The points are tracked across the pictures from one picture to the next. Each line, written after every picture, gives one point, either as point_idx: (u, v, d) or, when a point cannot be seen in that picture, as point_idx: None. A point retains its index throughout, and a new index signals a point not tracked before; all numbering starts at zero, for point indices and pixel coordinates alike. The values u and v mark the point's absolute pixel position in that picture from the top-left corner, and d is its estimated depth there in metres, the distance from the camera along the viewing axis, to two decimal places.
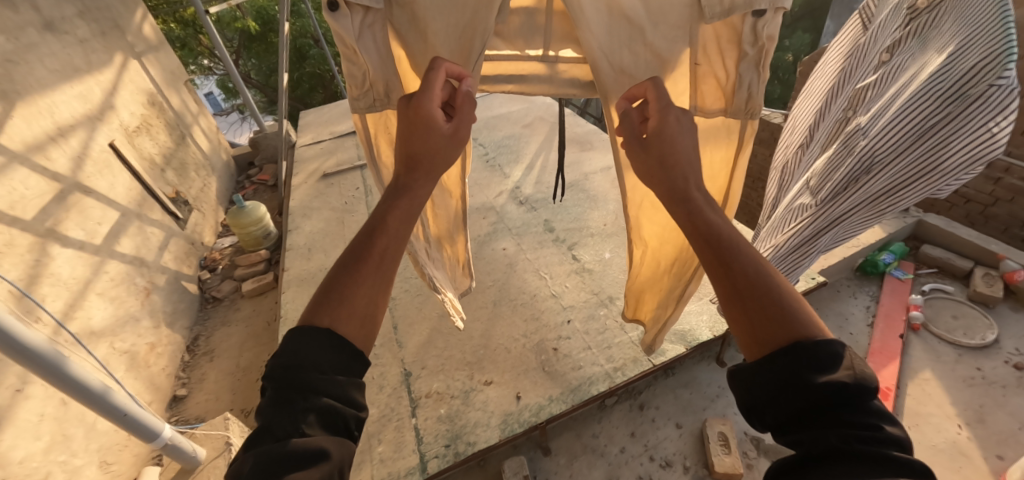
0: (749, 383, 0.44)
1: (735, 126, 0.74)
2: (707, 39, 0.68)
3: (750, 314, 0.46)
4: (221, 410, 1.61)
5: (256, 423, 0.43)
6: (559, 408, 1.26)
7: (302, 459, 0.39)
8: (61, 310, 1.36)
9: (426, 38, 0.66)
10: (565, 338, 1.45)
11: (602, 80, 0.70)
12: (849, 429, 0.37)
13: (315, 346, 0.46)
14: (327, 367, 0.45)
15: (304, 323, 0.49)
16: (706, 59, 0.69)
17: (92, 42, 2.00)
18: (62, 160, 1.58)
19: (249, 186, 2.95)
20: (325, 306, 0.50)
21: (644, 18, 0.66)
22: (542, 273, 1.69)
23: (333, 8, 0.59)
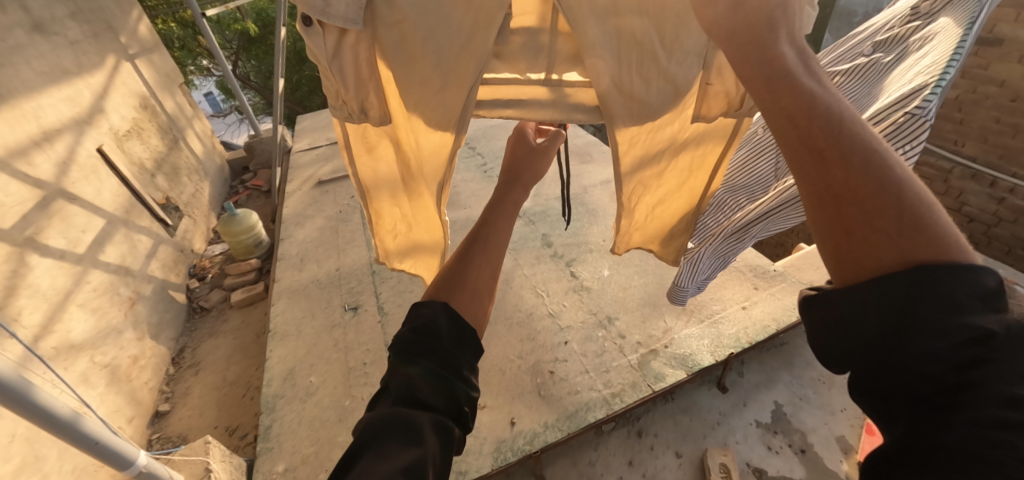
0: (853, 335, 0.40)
1: (730, 124, 0.78)
2: (723, 61, 0.66)
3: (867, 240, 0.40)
4: (204, 428, 1.56)
5: (387, 376, 0.59)
6: (554, 435, 1.21)
7: (404, 437, 0.51)
8: (39, 324, 1.31)
9: (416, 64, 0.60)
10: (562, 360, 1.40)
11: (611, 108, 0.66)
12: (989, 406, 0.34)
13: (439, 317, 0.62)
14: (444, 338, 0.61)
15: (431, 298, 0.68)
16: (719, 79, 0.69)
17: (84, 44, 1.95)
18: (46, 166, 1.53)
19: (242, 191, 2.90)
20: (452, 290, 0.68)
21: (657, 46, 0.62)
22: (538, 290, 1.65)
23: (307, 24, 0.54)
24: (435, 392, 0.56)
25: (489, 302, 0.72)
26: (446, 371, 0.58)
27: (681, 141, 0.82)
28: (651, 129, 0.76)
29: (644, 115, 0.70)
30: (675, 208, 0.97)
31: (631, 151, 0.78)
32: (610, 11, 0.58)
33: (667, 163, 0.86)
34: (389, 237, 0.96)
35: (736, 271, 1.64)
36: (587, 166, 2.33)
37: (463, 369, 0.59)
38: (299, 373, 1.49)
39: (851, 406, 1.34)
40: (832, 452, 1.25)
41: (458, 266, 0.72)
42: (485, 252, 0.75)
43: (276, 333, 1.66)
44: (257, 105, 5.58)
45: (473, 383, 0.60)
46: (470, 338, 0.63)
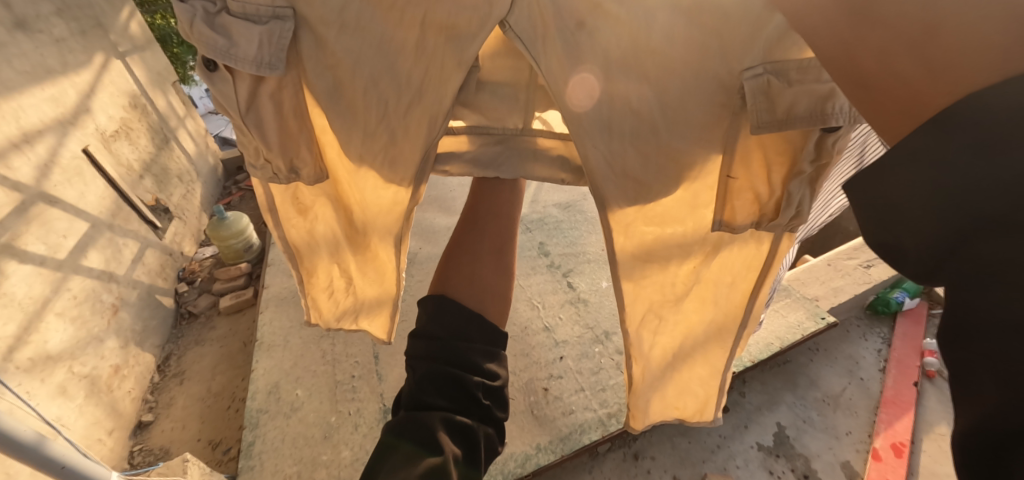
0: (886, 222, 0.34)
1: (767, 238, 0.65)
2: (750, 150, 0.54)
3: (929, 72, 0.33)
4: (187, 440, 1.52)
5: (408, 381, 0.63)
6: (547, 458, 1.17)
7: (419, 441, 0.54)
8: (14, 335, 1.26)
9: (356, 115, 0.56)
10: (556, 377, 1.35)
11: (604, 190, 0.54)
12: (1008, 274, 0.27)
13: (436, 315, 0.64)
14: (446, 334, 0.62)
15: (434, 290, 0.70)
16: (744, 171, 0.56)
17: (70, 42, 1.90)
18: (27, 169, 1.48)
19: (236, 192, 2.86)
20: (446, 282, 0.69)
21: (661, 119, 0.50)
22: (534, 302, 1.59)
23: (209, 68, 0.50)
24: (439, 390, 0.58)
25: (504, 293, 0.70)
26: (447, 366, 0.60)
27: (705, 249, 0.68)
28: (655, 219, 0.63)
29: (640, 200, 0.58)
30: (695, 337, 0.81)
31: (629, 241, 0.63)
32: (598, 73, 0.48)
33: (695, 282, 0.73)
34: (322, 298, 0.89)
35: None
36: None
37: (467, 357, 0.61)
38: (285, 387, 1.45)
39: (856, 429, 1.29)
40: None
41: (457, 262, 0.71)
42: (492, 254, 0.72)
43: (263, 343, 1.61)
44: None
45: (488, 372, 0.62)
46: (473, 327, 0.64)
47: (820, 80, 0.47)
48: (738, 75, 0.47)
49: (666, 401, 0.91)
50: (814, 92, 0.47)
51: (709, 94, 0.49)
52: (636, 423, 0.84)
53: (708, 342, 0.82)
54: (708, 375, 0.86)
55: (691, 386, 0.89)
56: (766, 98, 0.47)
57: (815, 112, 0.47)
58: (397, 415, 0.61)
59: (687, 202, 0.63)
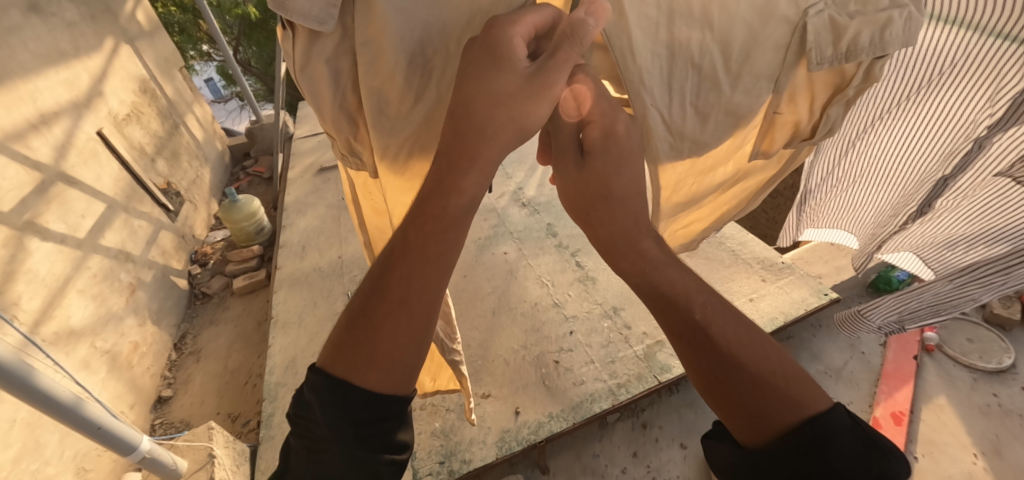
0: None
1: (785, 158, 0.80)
2: (799, 84, 0.63)
3: (753, 372, 0.48)
4: (206, 415, 1.56)
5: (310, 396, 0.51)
6: (559, 426, 1.21)
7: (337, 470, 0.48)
8: (38, 309, 1.29)
9: (388, 95, 0.55)
10: (567, 350, 1.39)
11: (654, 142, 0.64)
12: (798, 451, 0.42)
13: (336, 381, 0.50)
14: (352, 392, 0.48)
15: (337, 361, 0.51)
16: (790, 108, 0.66)
17: (82, 26, 1.91)
18: (44, 149, 1.50)
19: (244, 178, 2.89)
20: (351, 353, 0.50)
21: (722, 71, 0.59)
22: (543, 280, 1.63)
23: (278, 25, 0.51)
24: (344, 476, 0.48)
25: (420, 357, 0.52)
26: (363, 452, 0.49)
27: (733, 179, 0.83)
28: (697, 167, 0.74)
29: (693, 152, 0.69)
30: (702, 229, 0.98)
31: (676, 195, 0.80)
32: (661, 25, 0.53)
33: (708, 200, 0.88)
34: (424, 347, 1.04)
35: (744, 264, 1.63)
36: None
37: (392, 436, 0.51)
38: (301, 362, 1.49)
39: (857, 400, 1.33)
40: None
41: (366, 323, 0.50)
42: (400, 307, 0.50)
43: (279, 321, 1.65)
44: (258, 92, 5.48)
45: (403, 446, 0.53)
46: (382, 408, 0.49)
47: (881, 11, 0.53)
48: (804, 13, 0.55)
49: None
50: (875, 22, 0.53)
51: (778, 36, 0.57)
52: None
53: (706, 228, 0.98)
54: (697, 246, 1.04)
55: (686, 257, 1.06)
56: (828, 35, 0.56)
57: (876, 41, 0.54)
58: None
59: (730, 150, 0.74)
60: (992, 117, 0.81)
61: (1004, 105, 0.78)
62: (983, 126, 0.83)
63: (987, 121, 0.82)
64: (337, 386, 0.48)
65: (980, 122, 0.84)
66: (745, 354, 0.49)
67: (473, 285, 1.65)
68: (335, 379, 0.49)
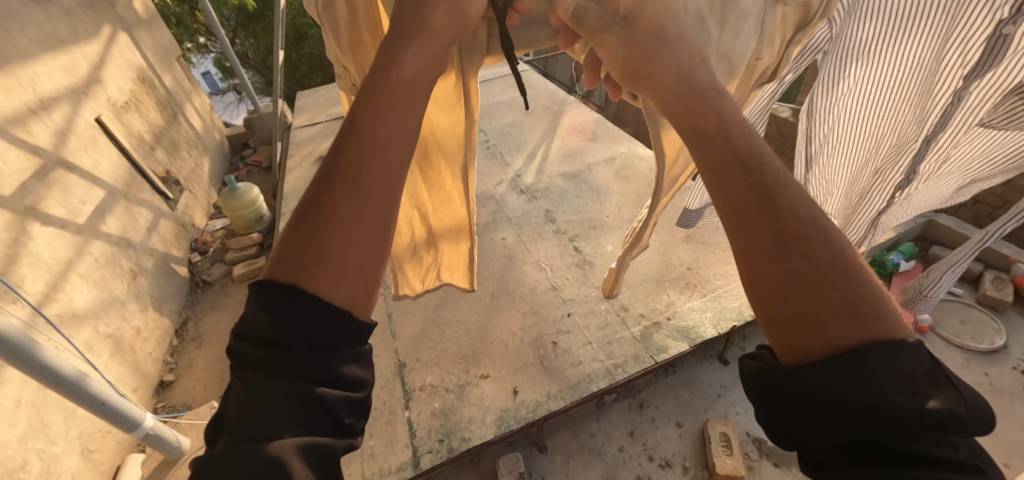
0: (792, 424, 0.34)
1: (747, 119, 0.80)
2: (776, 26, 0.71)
3: (818, 270, 0.36)
4: (209, 398, 1.59)
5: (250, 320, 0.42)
6: (557, 404, 1.23)
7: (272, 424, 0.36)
8: (41, 292, 1.30)
9: None
10: (565, 332, 1.40)
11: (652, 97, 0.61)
12: (858, 390, 0.31)
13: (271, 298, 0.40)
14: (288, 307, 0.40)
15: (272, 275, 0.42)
16: (767, 52, 0.72)
17: (79, 13, 1.91)
18: (44, 135, 1.51)
19: (243, 168, 2.90)
20: (297, 259, 0.42)
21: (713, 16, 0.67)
22: (542, 265, 1.64)
23: None
24: (284, 410, 0.37)
25: (381, 268, 0.45)
26: (304, 381, 0.39)
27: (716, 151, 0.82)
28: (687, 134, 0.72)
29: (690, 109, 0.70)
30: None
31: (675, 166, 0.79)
32: None
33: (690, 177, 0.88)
34: (406, 258, 0.98)
35: None
36: (590, 143, 2.30)
37: (338, 365, 0.41)
38: None
39: None
40: None
41: (315, 214, 0.43)
42: (351, 194, 0.43)
43: None
44: (257, 85, 5.47)
45: (356, 381, 0.42)
46: (333, 323, 0.41)
47: None
48: None
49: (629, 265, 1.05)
50: None
51: None
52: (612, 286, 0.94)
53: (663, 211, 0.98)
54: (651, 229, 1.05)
55: None
56: None
57: None
58: (214, 450, 0.38)
59: None
60: (965, 70, 0.79)
61: (975, 56, 0.77)
62: (960, 79, 0.81)
63: (960, 75, 0.80)
64: (281, 293, 0.40)
65: (951, 80, 0.82)
66: (816, 245, 0.37)
67: None
68: (280, 286, 0.40)
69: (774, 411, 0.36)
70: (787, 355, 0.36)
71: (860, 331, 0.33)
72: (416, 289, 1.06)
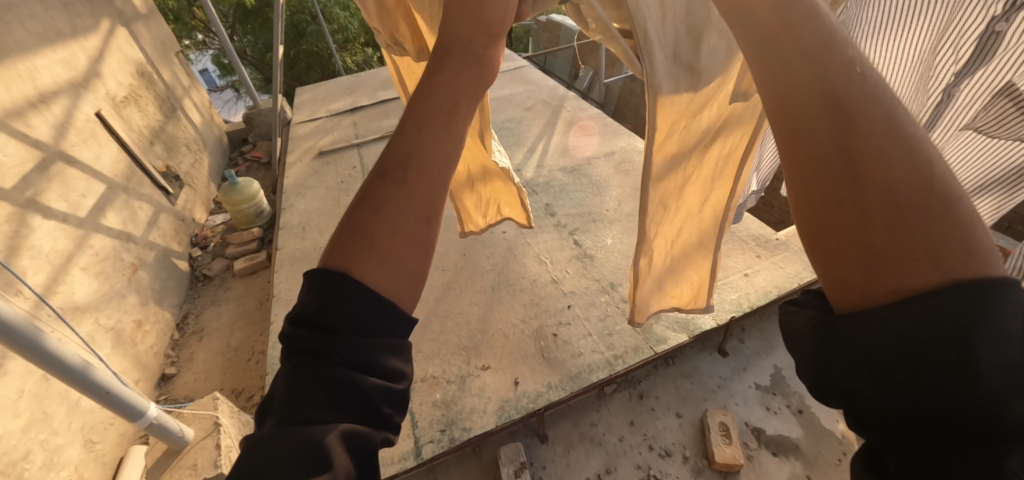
0: (836, 387, 0.27)
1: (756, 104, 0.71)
2: None
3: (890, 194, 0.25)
4: (210, 390, 1.60)
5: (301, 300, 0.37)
6: (558, 395, 1.24)
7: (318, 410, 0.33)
8: (42, 284, 1.30)
9: None
10: (565, 324, 1.41)
11: (656, 76, 0.61)
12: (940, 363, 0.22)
13: (325, 286, 0.36)
14: (345, 292, 0.35)
15: (325, 263, 0.38)
16: None
17: (77, 6, 1.90)
18: (44, 128, 1.51)
19: (242, 163, 2.90)
20: (346, 245, 0.38)
21: None
22: (542, 258, 1.65)
23: None
24: (328, 396, 0.33)
25: (424, 260, 0.40)
26: (345, 368, 0.34)
27: (715, 130, 0.75)
28: (687, 113, 0.69)
29: (691, 85, 0.65)
30: (692, 234, 0.90)
31: (668, 143, 0.71)
32: None
33: (693, 167, 0.79)
34: (466, 194, 1.14)
35: (739, 240, 1.65)
36: (590, 138, 2.30)
37: (379, 354, 0.36)
38: None
39: None
40: (828, 413, 1.26)
41: (366, 204, 0.39)
42: (398, 187, 0.40)
43: (281, 298, 1.65)
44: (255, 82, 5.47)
45: (397, 373, 0.37)
46: (378, 310, 0.36)
47: None
48: None
49: (665, 293, 0.99)
50: None
51: None
52: (639, 315, 0.94)
53: (704, 227, 0.90)
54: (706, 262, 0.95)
55: (688, 273, 0.97)
56: None
57: None
58: (261, 427, 0.35)
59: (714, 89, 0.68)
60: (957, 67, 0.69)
61: (967, 53, 0.67)
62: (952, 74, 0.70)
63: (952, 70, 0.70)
64: (330, 277, 0.36)
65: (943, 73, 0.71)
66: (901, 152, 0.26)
67: (473, 263, 1.67)
68: (329, 272, 0.36)
69: (817, 371, 0.28)
70: (839, 299, 0.28)
71: (941, 271, 0.24)
72: (478, 225, 1.25)
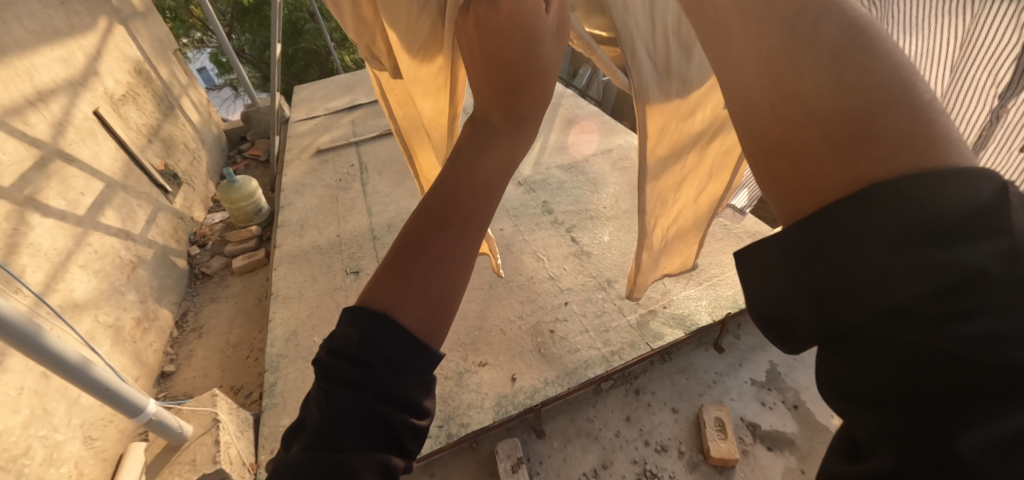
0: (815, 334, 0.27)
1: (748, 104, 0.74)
2: None
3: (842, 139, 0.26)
4: (209, 386, 1.61)
5: (340, 332, 0.38)
6: (554, 390, 1.25)
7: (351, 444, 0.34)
8: (42, 282, 1.31)
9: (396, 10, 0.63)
10: (562, 320, 1.42)
11: (646, 84, 0.62)
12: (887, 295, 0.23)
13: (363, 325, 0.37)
14: (385, 330, 0.37)
15: (366, 302, 0.39)
16: None
17: (75, 4, 1.90)
18: (42, 126, 1.51)
19: (241, 162, 2.91)
20: (392, 288, 0.39)
21: None
22: (539, 254, 1.66)
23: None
24: (361, 431, 0.34)
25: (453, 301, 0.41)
26: (379, 403, 0.35)
27: (710, 132, 0.76)
28: (679, 117, 0.70)
29: (680, 92, 0.66)
30: (688, 218, 0.93)
31: (662, 146, 0.72)
32: None
33: (691, 161, 0.79)
34: None
35: (735, 237, 1.66)
36: (587, 136, 2.30)
37: (411, 391, 0.36)
38: (302, 335, 1.49)
39: None
40: (823, 408, 1.27)
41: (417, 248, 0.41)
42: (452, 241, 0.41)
43: (279, 295, 1.66)
44: (254, 81, 5.48)
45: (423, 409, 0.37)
46: (409, 345, 0.37)
47: None
48: None
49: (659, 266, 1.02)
50: None
51: None
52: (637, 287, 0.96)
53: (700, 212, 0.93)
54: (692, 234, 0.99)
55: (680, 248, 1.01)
56: None
57: None
58: (290, 449, 0.36)
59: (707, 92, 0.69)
60: None
61: None
62: None
63: None
64: (369, 316, 0.37)
65: None
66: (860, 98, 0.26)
67: None
68: (371, 313, 0.37)
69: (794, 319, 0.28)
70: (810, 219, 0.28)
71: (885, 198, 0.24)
72: None
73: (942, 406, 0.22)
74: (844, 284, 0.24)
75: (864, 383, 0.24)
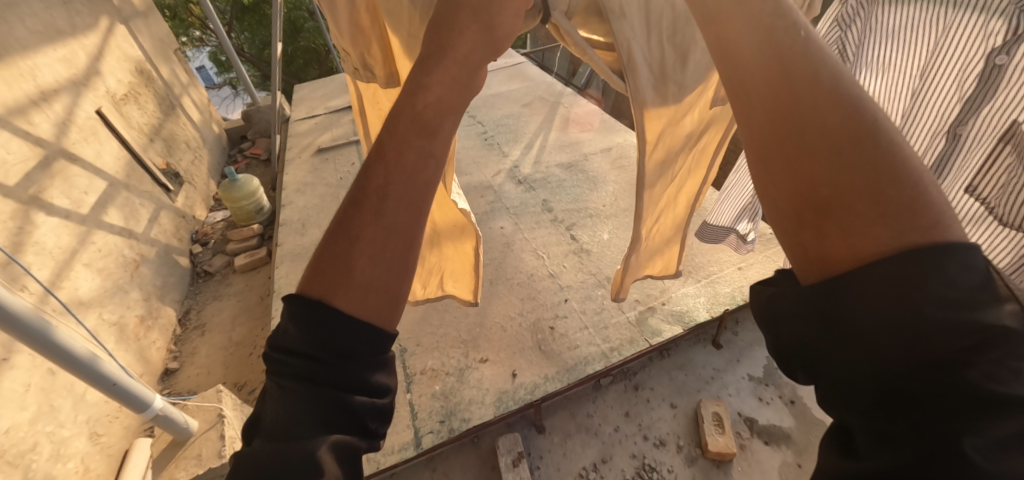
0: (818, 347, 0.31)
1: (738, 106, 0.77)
2: None
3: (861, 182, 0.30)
4: (213, 383, 1.62)
5: (289, 328, 0.38)
6: (554, 386, 1.27)
7: (305, 429, 0.34)
8: (48, 280, 1.32)
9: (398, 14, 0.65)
10: (562, 317, 1.44)
11: (643, 92, 0.64)
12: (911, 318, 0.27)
13: (312, 318, 0.37)
14: (336, 322, 0.37)
15: (304, 293, 0.39)
16: None
17: (76, 4, 1.91)
18: (45, 125, 1.52)
19: (241, 161, 2.92)
20: (322, 275, 0.39)
21: None
22: (539, 252, 1.67)
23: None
24: (318, 418, 0.35)
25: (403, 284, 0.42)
26: (335, 389, 0.36)
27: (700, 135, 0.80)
28: (674, 121, 0.73)
29: (676, 96, 0.68)
30: (671, 219, 0.98)
31: (657, 152, 0.75)
32: None
33: (679, 165, 0.84)
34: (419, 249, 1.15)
35: None
36: (586, 134, 2.32)
37: (368, 374, 0.38)
38: None
39: None
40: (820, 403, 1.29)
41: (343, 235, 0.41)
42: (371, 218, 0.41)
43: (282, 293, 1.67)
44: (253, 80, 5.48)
45: (382, 388, 0.39)
46: (360, 332, 0.38)
47: None
48: None
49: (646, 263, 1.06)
50: None
51: None
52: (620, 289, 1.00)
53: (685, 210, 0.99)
54: (671, 235, 1.03)
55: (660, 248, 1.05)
56: None
57: None
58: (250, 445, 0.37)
59: (696, 96, 0.72)
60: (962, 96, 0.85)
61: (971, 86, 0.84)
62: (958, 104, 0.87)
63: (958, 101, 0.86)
64: (312, 309, 0.38)
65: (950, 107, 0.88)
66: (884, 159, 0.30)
67: None
68: (311, 305, 0.38)
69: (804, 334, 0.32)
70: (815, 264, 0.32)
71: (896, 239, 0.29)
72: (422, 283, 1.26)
73: (932, 411, 0.26)
74: (866, 305, 0.28)
75: (868, 386, 0.28)
